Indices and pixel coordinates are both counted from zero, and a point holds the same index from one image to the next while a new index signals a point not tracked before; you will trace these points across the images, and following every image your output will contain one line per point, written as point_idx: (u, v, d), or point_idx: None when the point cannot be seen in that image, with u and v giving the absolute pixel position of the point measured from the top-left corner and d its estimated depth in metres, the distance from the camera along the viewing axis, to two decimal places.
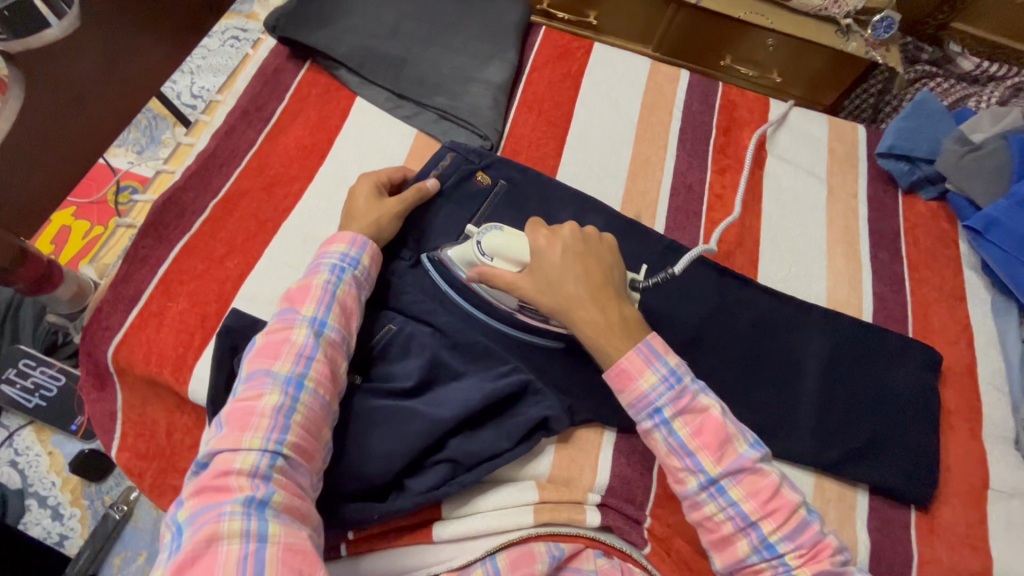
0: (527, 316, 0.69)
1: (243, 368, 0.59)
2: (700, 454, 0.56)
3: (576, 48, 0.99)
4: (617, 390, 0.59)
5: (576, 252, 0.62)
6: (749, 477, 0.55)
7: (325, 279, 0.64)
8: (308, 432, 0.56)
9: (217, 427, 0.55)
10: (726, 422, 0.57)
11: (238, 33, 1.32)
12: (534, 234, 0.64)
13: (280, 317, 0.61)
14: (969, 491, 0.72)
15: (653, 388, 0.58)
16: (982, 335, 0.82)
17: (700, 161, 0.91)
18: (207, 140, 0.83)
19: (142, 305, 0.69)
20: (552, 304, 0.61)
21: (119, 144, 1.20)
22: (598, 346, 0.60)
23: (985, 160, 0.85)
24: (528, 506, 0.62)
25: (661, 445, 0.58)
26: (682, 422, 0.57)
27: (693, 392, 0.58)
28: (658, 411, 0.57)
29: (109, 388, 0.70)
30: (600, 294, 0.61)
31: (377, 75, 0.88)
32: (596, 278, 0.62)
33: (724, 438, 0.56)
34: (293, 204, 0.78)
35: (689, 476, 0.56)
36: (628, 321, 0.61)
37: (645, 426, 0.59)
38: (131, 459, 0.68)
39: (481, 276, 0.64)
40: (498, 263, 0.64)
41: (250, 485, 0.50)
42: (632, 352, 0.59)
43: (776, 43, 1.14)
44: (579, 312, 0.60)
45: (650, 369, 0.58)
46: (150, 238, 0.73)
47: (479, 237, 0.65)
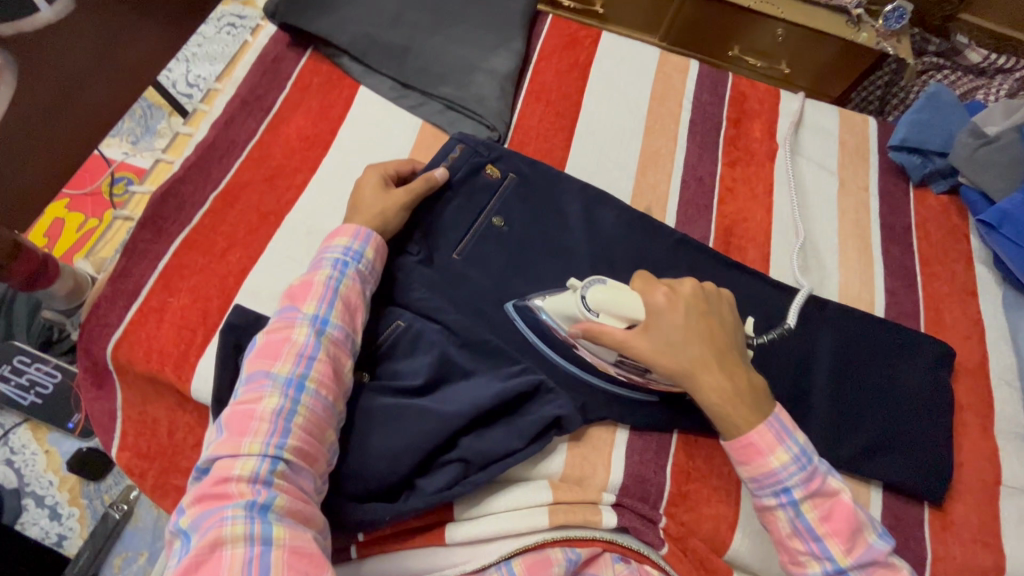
0: (627, 370, 0.65)
1: (243, 369, 0.57)
2: (830, 540, 0.55)
3: (583, 37, 0.97)
4: (740, 461, 0.58)
5: (700, 312, 0.60)
6: (879, 571, 0.55)
7: (325, 275, 0.62)
8: (309, 434, 0.54)
9: (217, 431, 0.54)
10: (857, 510, 0.56)
11: (235, 20, 1.29)
12: (652, 291, 0.60)
13: (279, 317, 0.60)
14: (982, 487, 0.72)
15: (784, 467, 0.56)
16: (994, 331, 0.81)
17: (711, 153, 0.89)
18: (205, 130, 0.81)
19: (142, 300, 0.67)
20: (673, 366, 0.58)
21: (114, 135, 1.17)
22: (724, 415, 0.57)
23: (999, 154, 0.84)
24: (541, 507, 0.61)
25: (783, 524, 0.57)
26: (811, 506, 0.56)
27: (824, 474, 0.57)
28: (788, 491, 0.56)
29: (108, 386, 0.68)
30: (726, 358, 0.59)
31: (381, 64, 0.86)
32: (719, 340, 0.59)
33: (854, 528, 0.55)
34: (296, 196, 0.75)
35: (813, 561, 0.55)
36: (754, 388, 0.58)
37: (767, 502, 0.57)
38: (132, 458, 0.67)
39: (587, 332, 0.60)
40: (604, 319, 0.60)
41: (251, 490, 0.48)
42: (762, 426, 0.57)
43: (785, 34, 1.12)
44: (704, 377, 0.58)
45: (782, 446, 0.56)
46: (149, 231, 0.71)
47: (585, 291, 0.62)
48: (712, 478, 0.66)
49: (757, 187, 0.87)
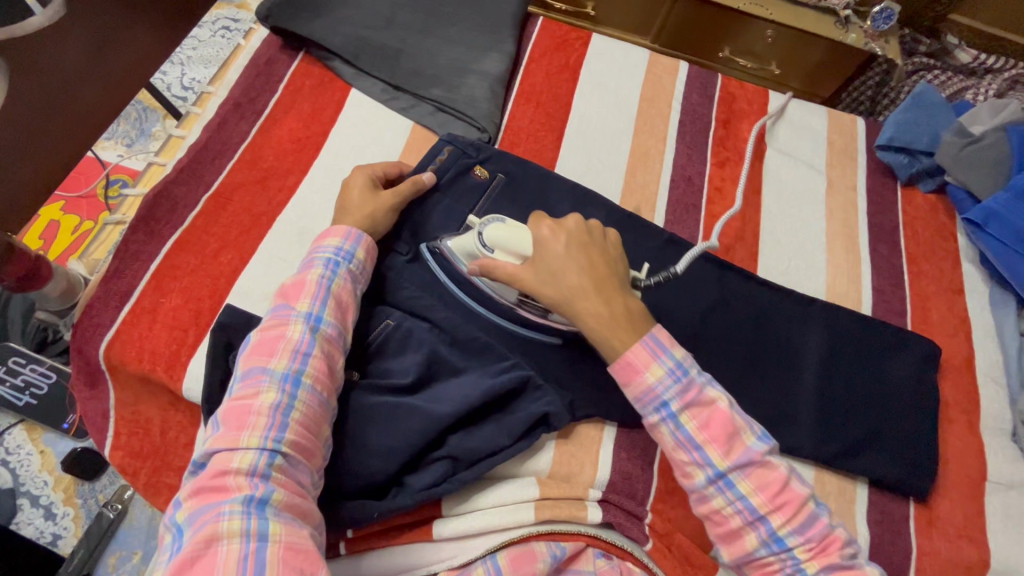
0: (528, 310, 0.69)
1: (238, 366, 0.58)
2: (708, 447, 0.55)
3: (574, 39, 0.97)
4: (623, 382, 0.58)
5: (580, 243, 0.62)
6: (758, 471, 0.55)
7: (319, 274, 0.63)
8: (306, 429, 0.55)
9: (214, 426, 0.54)
10: (734, 415, 0.56)
11: (229, 23, 1.30)
12: (538, 225, 0.64)
13: (273, 315, 0.60)
14: (967, 483, 0.72)
15: (659, 380, 0.57)
16: (980, 328, 0.82)
17: (700, 153, 0.90)
18: (198, 132, 0.81)
19: (134, 301, 0.68)
20: (554, 296, 0.61)
21: (109, 137, 1.18)
22: (603, 339, 0.59)
23: (985, 152, 0.85)
24: (528, 502, 0.61)
25: (667, 438, 0.57)
26: (689, 416, 0.56)
27: (700, 384, 0.57)
28: (665, 405, 0.56)
29: (101, 386, 0.68)
30: (605, 287, 0.61)
31: (372, 66, 0.87)
32: (599, 270, 0.61)
33: (731, 431, 0.55)
34: (287, 197, 0.76)
35: (696, 469, 0.56)
36: (634, 314, 0.60)
37: (651, 420, 0.57)
38: (124, 458, 0.67)
39: (482, 268, 0.64)
40: (499, 255, 0.64)
41: (249, 484, 0.49)
42: (638, 344, 0.58)
43: (775, 35, 1.13)
44: (584, 305, 0.60)
45: (655, 362, 0.57)
46: (142, 232, 0.72)
47: (482, 230, 0.66)
48: None
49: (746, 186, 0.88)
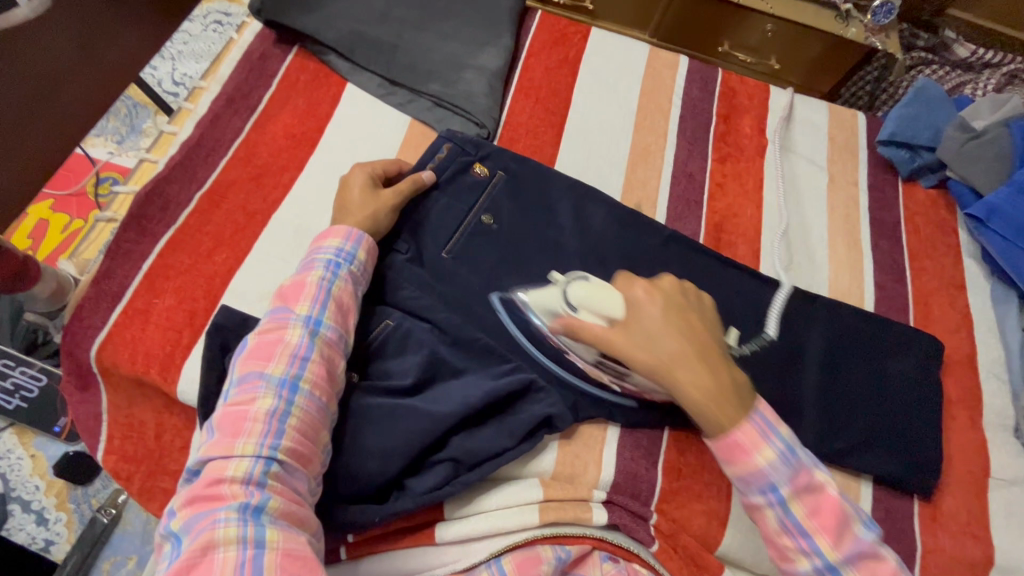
0: (602, 371, 0.65)
1: (234, 371, 0.56)
2: (819, 537, 0.54)
3: (572, 33, 0.96)
4: (727, 460, 0.56)
5: (677, 308, 0.60)
6: (867, 563, 0.53)
7: (319, 277, 0.61)
8: (304, 436, 0.53)
9: (208, 433, 0.53)
10: (844, 503, 0.55)
11: (221, 17, 1.27)
12: (630, 287, 0.61)
13: (270, 318, 0.59)
14: (971, 480, 0.72)
15: (770, 465, 0.54)
16: (982, 323, 0.82)
17: (701, 149, 0.89)
18: (190, 129, 0.79)
19: (127, 302, 0.66)
20: (653, 364, 0.58)
21: (98, 134, 1.16)
22: (709, 414, 0.56)
23: (987, 147, 0.85)
24: (532, 504, 0.61)
25: (772, 522, 0.55)
26: (799, 502, 0.55)
27: (810, 469, 0.55)
28: (776, 490, 0.54)
29: (93, 390, 0.67)
30: (707, 356, 0.58)
31: (368, 61, 0.85)
32: (699, 339, 0.59)
33: (842, 521, 0.54)
34: (282, 196, 0.75)
35: (801, 557, 0.54)
36: (739, 387, 0.58)
37: (757, 501, 0.56)
38: (118, 462, 0.65)
39: (567, 327, 0.60)
40: (584, 315, 0.60)
41: (244, 492, 0.48)
42: (747, 422, 0.56)
43: (774, 29, 1.12)
44: (687, 376, 0.57)
45: (766, 443, 0.55)
46: (133, 231, 0.70)
47: (566, 287, 0.62)
48: (703, 472, 0.66)
49: (747, 182, 0.87)
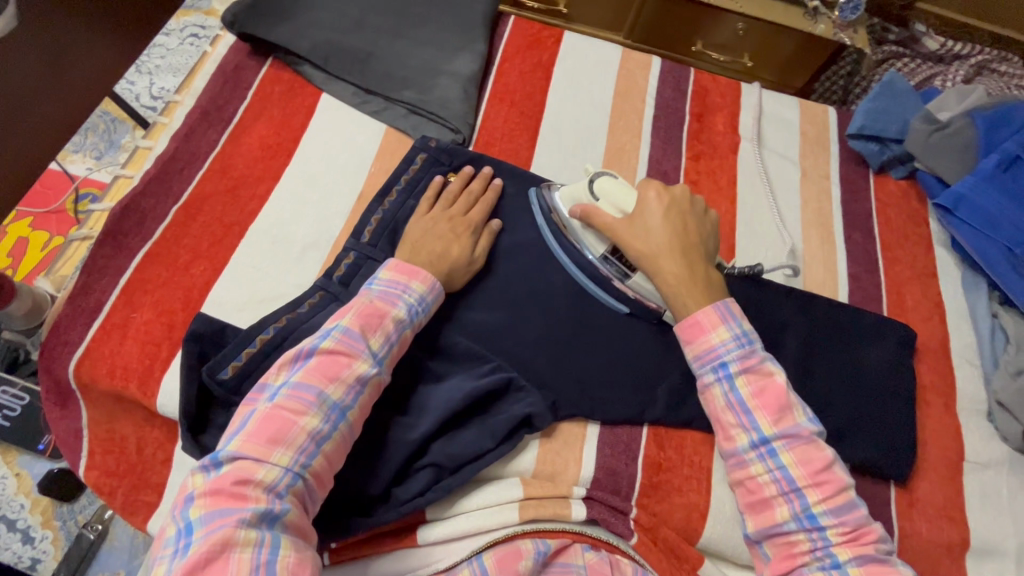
0: (608, 269, 0.73)
1: (294, 369, 0.57)
2: (758, 412, 0.59)
3: (546, 37, 0.97)
4: (686, 339, 0.64)
5: (679, 212, 0.71)
6: (803, 446, 0.58)
7: (401, 318, 0.62)
8: (331, 461, 0.55)
9: (244, 424, 0.53)
10: (789, 392, 0.60)
11: (198, 31, 1.28)
12: (646, 190, 0.73)
13: (344, 335, 0.58)
14: (946, 464, 0.73)
15: (722, 341, 0.62)
16: (954, 311, 0.83)
17: (675, 148, 0.90)
18: (165, 143, 0.80)
19: (105, 317, 0.66)
20: (642, 246, 0.69)
21: (77, 150, 1.16)
22: (679, 296, 0.66)
23: (951, 139, 0.86)
24: (513, 503, 0.62)
25: (719, 399, 0.62)
26: (745, 380, 0.61)
27: (761, 358, 0.62)
28: (724, 365, 0.61)
29: (73, 405, 0.67)
30: (692, 256, 0.69)
31: (342, 70, 0.86)
32: (691, 239, 0.70)
33: (783, 405, 0.60)
34: (259, 206, 0.75)
35: (741, 433, 0.60)
36: (711, 286, 0.67)
37: (707, 379, 0.63)
38: (100, 477, 0.65)
39: (584, 213, 0.72)
40: (603, 206, 0.72)
41: (266, 498, 0.49)
42: (710, 307, 0.64)
43: (745, 28, 1.14)
44: (667, 261, 0.68)
45: (723, 325, 0.63)
46: (109, 247, 0.70)
47: (595, 180, 0.74)
48: (683, 467, 0.67)
49: (721, 179, 0.89)
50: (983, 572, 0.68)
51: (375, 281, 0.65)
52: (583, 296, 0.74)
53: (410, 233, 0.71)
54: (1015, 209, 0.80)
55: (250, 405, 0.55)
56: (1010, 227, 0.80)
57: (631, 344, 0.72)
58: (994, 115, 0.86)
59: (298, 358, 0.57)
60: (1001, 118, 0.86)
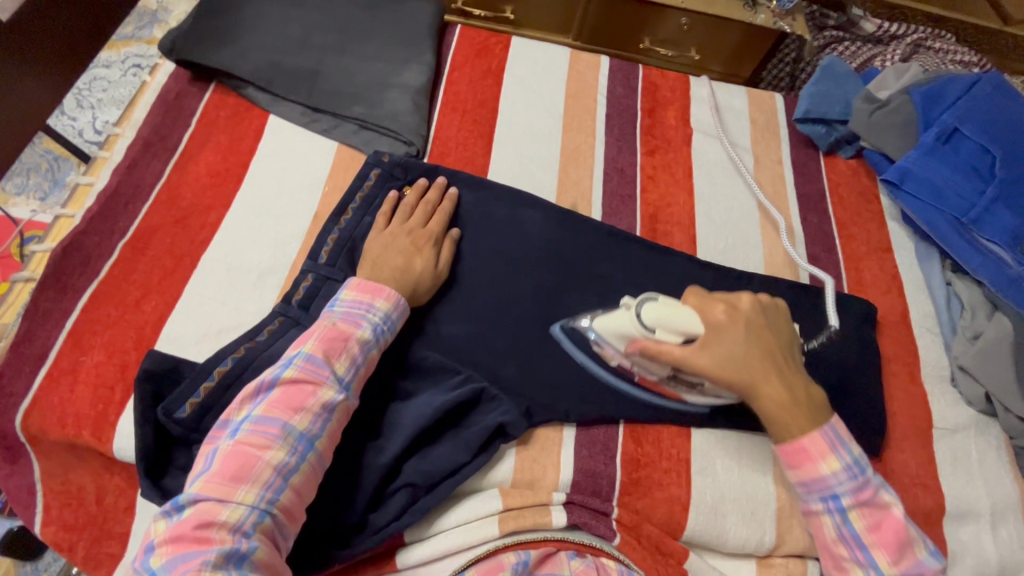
0: (676, 385, 0.66)
1: (254, 408, 0.54)
2: (876, 550, 0.58)
3: (493, 43, 0.97)
4: (790, 465, 0.60)
5: (757, 328, 0.62)
6: None
7: (366, 339, 0.61)
8: (301, 493, 0.53)
9: (206, 466, 0.51)
10: (906, 524, 0.58)
11: (140, 60, 1.24)
12: (709, 308, 0.62)
13: (307, 363, 0.56)
14: (916, 433, 0.74)
15: (835, 475, 0.59)
16: (911, 282, 0.85)
17: (629, 144, 0.91)
18: (106, 177, 0.77)
19: (51, 363, 0.63)
20: (734, 378, 0.60)
21: (19, 192, 1.12)
22: (781, 423, 0.60)
23: (891, 116, 0.89)
24: (492, 516, 0.61)
25: (829, 530, 0.60)
26: (859, 514, 0.59)
27: (875, 487, 0.59)
28: (837, 499, 0.59)
29: (23, 460, 0.63)
30: (783, 368, 0.62)
31: (287, 91, 0.84)
32: (775, 352, 0.62)
33: (903, 540, 0.58)
34: (211, 235, 0.73)
35: (856, 567, 0.58)
36: (813, 400, 0.61)
37: (816, 507, 0.60)
38: (58, 532, 0.62)
39: (645, 351, 0.61)
40: (662, 336, 0.61)
41: (232, 539, 0.47)
42: (817, 433, 0.59)
43: (690, 23, 1.17)
44: (768, 391, 0.60)
45: (833, 454, 0.59)
46: (52, 289, 0.67)
47: (640, 309, 0.62)
48: (662, 461, 0.67)
49: (677, 171, 0.90)
50: (959, 535, 0.70)
51: (338, 302, 0.63)
52: (551, 299, 0.74)
53: (368, 251, 0.70)
54: (958, 180, 0.83)
55: (212, 444, 0.53)
56: (956, 198, 0.83)
57: None
58: (931, 90, 0.89)
59: (260, 391, 0.55)
60: (937, 92, 0.89)
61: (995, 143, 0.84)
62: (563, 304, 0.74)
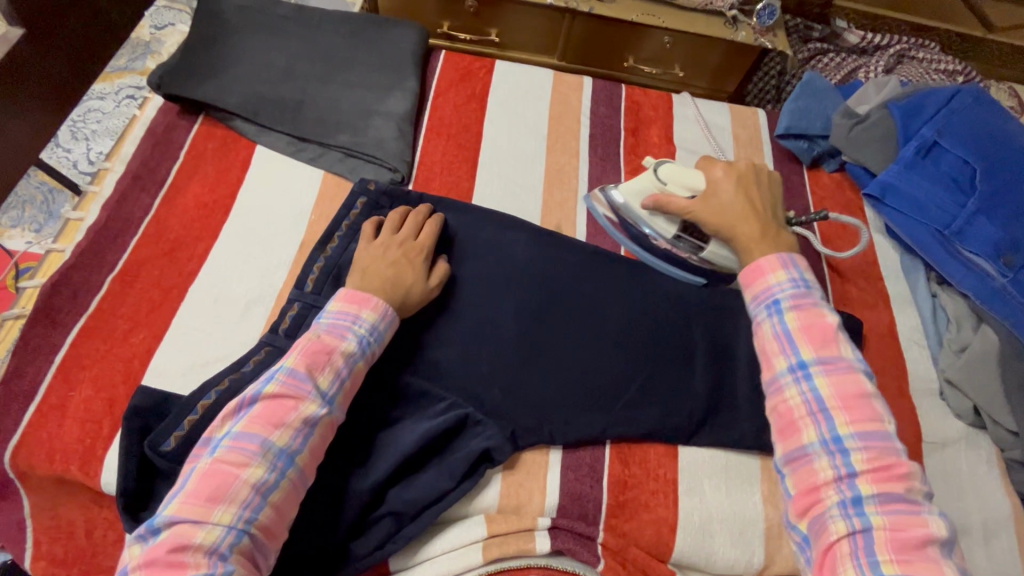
0: (681, 248, 0.78)
1: (237, 421, 0.55)
2: (801, 342, 0.58)
3: (477, 68, 0.99)
4: (744, 282, 0.65)
5: (749, 185, 0.73)
6: (842, 375, 0.56)
7: (350, 352, 0.61)
8: (280, 509, 0.53)
9: (184, 486, 0.52)
10: (838, 332, 0.59)
11: (134, 91, 1.27)
12: (712, 167, 0.75)
13: (289, 378, 0.57)
14: (906, 448, 0.74)
15: (779, 283, 0.62)
16: (897, 294, 0.85)
17: (613, 164, 0.92)
18: (96, 212, 0.78)
19: (40, 400, 0.64)
20: (718, 219, 0.71)
21: (15, 225, 1.14)
22: (749, 251, 0.68)
23: (870, 131, 0.91)
24: (477, 543, 0.62)
25: (766, 332, 0.61)
26: (796, 316, 0.60)
27: (817, 302, 0.61)
28: (776, 301, 0.61)
29: (13, 497, 0.64)
30: (765, 217, 0.71)
31: (273, 121, 0.86)
32: (761, 204, 0.72)
33: (829, 339, 0.58)
34: (198, 267, 0.74)
35: (781, 359, 0.59)
36: (780, 242, 0.68)
37: (758, 316, 0.62)
38: (48, 567, 0.63)
39: (656, 203, 0.75)
40: (671, 189, 0.76)
41: (207, 563, 0.48)
42: (774, 255, 0.65)
43: (672, 41, 1.18)
44: (742, 226, 0.70)
45: (782, 269, 0.63)
46: (42, 325, 0.68)
47: (657, 169, 0.78)
48: (649, 482, 0.67)
49: None
50: None
51: (324, 314, 0.64)
52: (535, 321, 0.74)
53: (358, 261, 0.70)
54: (939, 192, 0.84)
55: (194, 462, 0.54)
56: (937, 210, 0.84)
57: (586, 364, 0.72)
58: (910, 103, 0.91)
59: (241, 407, 0.56)
60: (916, 105, 0.90)
61: (974, 155, 0.85)
62: (546, 326, 0.74)
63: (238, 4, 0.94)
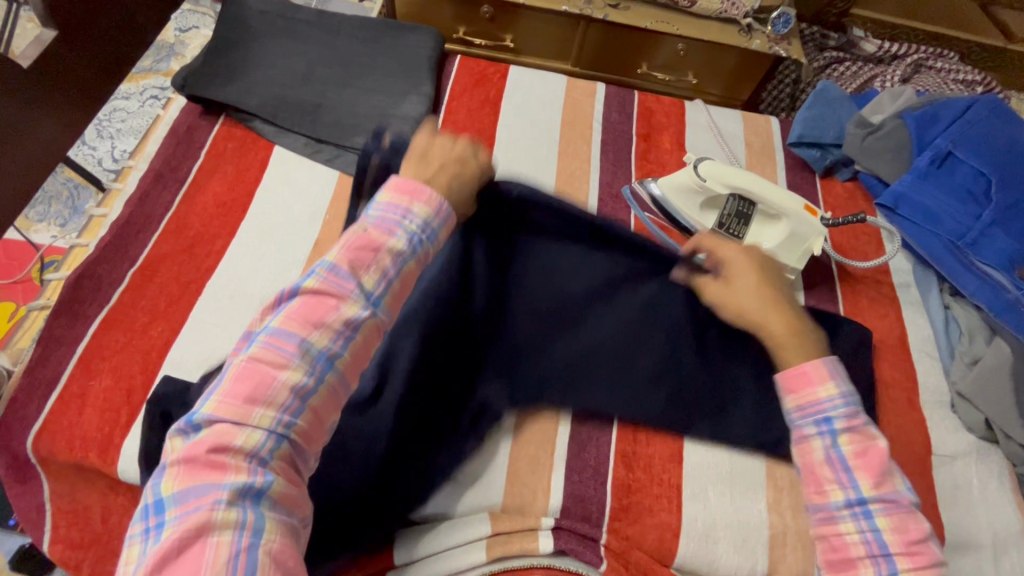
0: None
1: (274, 317, 0.50)
2: (859, 473, 0.56)
3: (492, 73, 1.00)
4: (789, 388, 0.61)
5: (767, 271, 0.68)
6: (901, 515, 0.55)
7: (399, 250, 0.54)
8: (319, 416, 0.50)
9: (219, 383, 0.47)
10: (892, 459, 0.57)
11: (158, 92, 1.30)
12: (730, 251, 0.70)
13: (330, 274, 0.51)
14: (916, 460, 0.73)
15: (830, 398, 0.59)
16: (909, 305, 0.85)
17: (624, 170, 0.93)
18: (120, 208, 0.81)
19: (62, 387, 0.66)
20: (751, 311, 0.66)
21: (42, 219, 1.17)
22: (782, 351, 0.64)
23: (884, 141, 0.91)
24: (481, 540, 0.62)
25: (817, 453, 0.58)
26: (849, 439, 0.58)
27: (867, 421, 0.59)
28: (829, 420, 0.58)
29: (34, 480, 0.66)
30: (790, 305, 0.66)
31: (292, 123, 0.88)
32: (780, 289, 0.67)
33: (886, 470, 0.56)
34: (216, 262, 0.76)
35: (838, 489, 0.57)
36: (814, 342, 0.64)
37: (806, 431, 0.60)
38: (65, 550, 0.66)
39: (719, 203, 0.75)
40: (710, 184, 0.81)
41: (247, 468, 0.44)
42: (817, 362, 0.61)
43: (686, 48, 1.19)
44: (771, 321, 0.65)
45: (831, 381, 0.60)
46: (65, 316, 0.71)
47: (697, 166, 0.82)
48: (653, 486, 0.67)
49: None
50: (962, 567, 0.67)
51: (373, 205, 0.56)
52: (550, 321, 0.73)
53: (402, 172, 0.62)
54: (952, 204, 0.84)
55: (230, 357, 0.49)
56: (951, 221, 0.83)
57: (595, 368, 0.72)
58: (923, 114, 0.90)
59: (282, 303, 0.51)
60: (930, 116, 0.90)
61: (989, 166, 0.84)
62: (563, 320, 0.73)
63: (260, 8, 0.96)
